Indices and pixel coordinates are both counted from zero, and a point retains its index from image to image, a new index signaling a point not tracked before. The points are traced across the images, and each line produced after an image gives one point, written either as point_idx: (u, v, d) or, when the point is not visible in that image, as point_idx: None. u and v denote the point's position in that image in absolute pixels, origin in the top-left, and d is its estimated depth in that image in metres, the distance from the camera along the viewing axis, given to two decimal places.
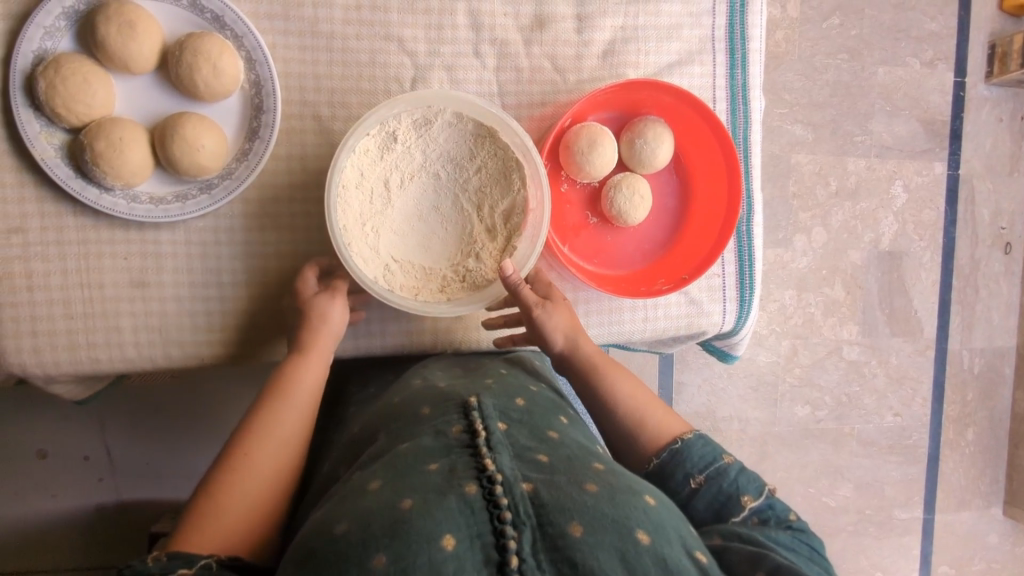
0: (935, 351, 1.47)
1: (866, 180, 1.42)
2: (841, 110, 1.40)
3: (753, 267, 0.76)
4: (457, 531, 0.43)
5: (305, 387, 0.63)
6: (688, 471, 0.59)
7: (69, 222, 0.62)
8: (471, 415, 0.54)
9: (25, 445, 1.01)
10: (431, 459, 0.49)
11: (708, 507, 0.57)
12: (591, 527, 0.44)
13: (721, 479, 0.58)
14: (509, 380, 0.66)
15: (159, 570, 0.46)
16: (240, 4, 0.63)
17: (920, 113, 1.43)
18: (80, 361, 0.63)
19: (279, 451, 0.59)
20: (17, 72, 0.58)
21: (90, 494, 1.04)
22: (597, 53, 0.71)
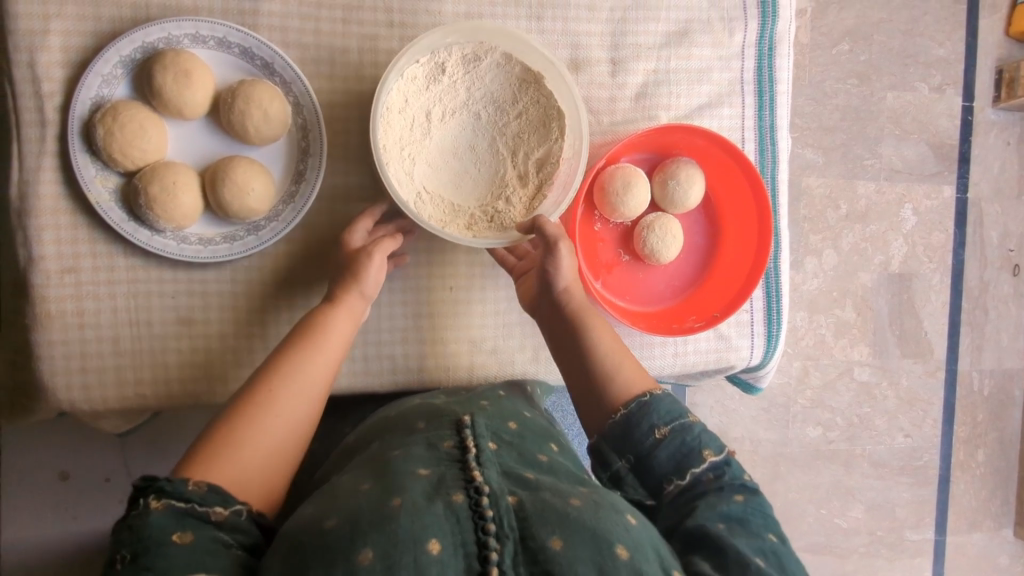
0: (945, 373, 1.49)
1: (876, 203, 1.43)
2: (850, 133, 1.42)
3: (780, 303, 0.78)
4: (442, 536, 0.44)
5: (337, 335, 0.62)
6: (652, 423, 0.57)
7: (120, 262, 0.63)
8: (463, 432, 0.56)
9: (49, 466, 1.04)
10: (422, 467, 0.51)
11: (668, 460, 0.56)
12: (570, 541, 0.45)
13: (685, 433, 0.56)
14: (505, 404, 0.65)
15: (198, 501, 0.47)
16: (288, 50, 0.65)
17: (929, 137, 1.46)
18: (128, 398, 0.65)
19: (304, 395, 0.58)
20: (75, 118, 0.60)
21: (111, 516, 1.06)
22: (630, 96, 0.73)
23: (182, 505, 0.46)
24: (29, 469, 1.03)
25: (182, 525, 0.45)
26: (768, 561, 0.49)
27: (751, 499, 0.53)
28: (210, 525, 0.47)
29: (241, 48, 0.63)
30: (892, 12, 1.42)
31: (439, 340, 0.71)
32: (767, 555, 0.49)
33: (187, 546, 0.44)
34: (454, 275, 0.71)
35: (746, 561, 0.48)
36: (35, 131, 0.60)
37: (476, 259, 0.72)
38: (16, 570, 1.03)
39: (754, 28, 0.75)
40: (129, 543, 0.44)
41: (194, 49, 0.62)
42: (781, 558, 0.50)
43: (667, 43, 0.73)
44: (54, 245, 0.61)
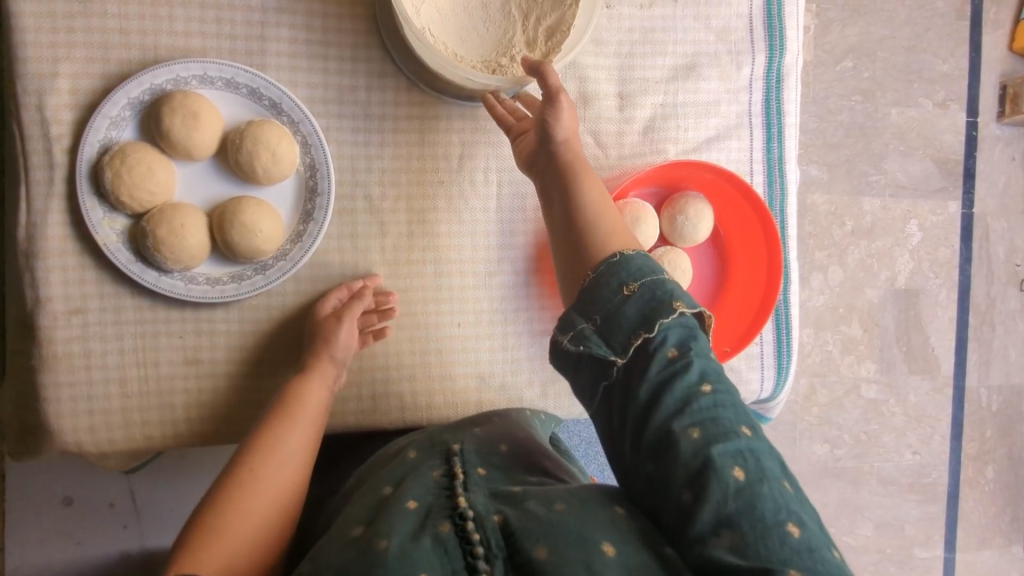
0: (953, 389, 1.48)
1: (882, 220, 1.43)
2: (855, 150, 1.41)
3: (790, 336, 0.78)
4: (432, 571, 0.46)
5: (312, 406, 0.62)
6: (622, 279, 0.53)
7: (128, 302, 0.63)
8: (451, 461, 0.57)
9: (52, 493, 1.03)
10: (411, 497, 0.52)
11: (637, 315, 0.51)
12: (554, 547, 0.46)
13: (655, 290, 0.52)
14: (503, 422, 0.65)
15: None
16: (296, 89, 0.65)
17: (934, 153, 1.45)
18: (134, 438, 0.64)
19: (283, 470, 0.59)
20: (84, 160, 0.60)
21: (115, 541, 1.07)
22: (638, 130, 0.73)
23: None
24: (32, 496, 1.03)
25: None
26: (746, 463, 0.47)
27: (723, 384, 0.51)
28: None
29: (250, 89, 0.63)
30: (895, 29, 1.42)
31: (447, 375, 0.70)
32: (746, 457, 0.47)
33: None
34: (464, 312, 0.70)
35: (725, 470, 0.46)
36: (43, 173, 0.60)
37: (485, 296, 0.71)
38: None
39: (761, 61, 0.75)
40: None
41: (203, 90, 0.62)
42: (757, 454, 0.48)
43: (674, 77, 0.73)
44: (61, 286, 0.61)
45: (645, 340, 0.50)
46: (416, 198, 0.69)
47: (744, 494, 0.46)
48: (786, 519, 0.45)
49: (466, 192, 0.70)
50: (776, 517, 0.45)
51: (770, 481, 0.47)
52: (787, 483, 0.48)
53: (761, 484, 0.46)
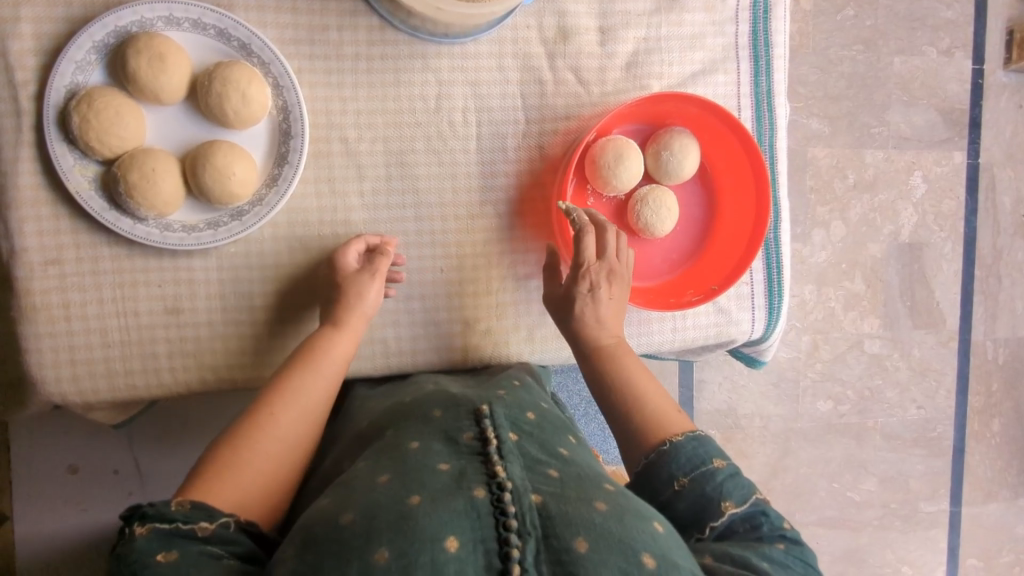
0: (958, 343, 1.46)
1: (885, 172, 1.40)
2: (857, 101, 1.38)
3: (781, 274, 0.76)
4: (460, 534, 0.46)
5: (336, 360, 0.63)
6: (672, 473, 0.57)
7: (104, 252, 0.62)
8: (483, 422, 0.57)
9: (56, 461, 1.06)
10: (442, 460, 0.53)
11: (688, 510, 0.56)
12: (597, 545, 0.47)
13: (706, 483, 0.57)
14: (522, 394, 0.65)
15: (182, 519, 0.50)
16: (265, 29, 0.64)
17: (938, 102, 1.42)
18: (118, 389, 0.64)
19: (302, 421, 0.61)
20: (50, 106, 0.59)
21: (121, 507, 1.08)
22: (621, 66, 0.71)
23: (167, 526, 0.49)
24: (36, 465, 1.05)
25: (167, 545, 0.48)
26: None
27: (792, 549, 0.55)
28: (197, 541, 0.50)
29: (217, 29, 0.61)
30: None
31: (431, 322, 0.69)
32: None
33: (171, 563, 0.47)
34: (446, 255, 0.69)
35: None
36: (10, 121, 0.59)
37: (467, 240, 0.69)
38: (35, 562, 1.06)
39: None
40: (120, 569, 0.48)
41: (169, 32, 0.61)
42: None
43: (657, 9, 0.71)
44: (36, 237, 0.61)
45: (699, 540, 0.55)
46: (394, 140, 0.67)
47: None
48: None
49: (444, 133, 0.68)
50: None
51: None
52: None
53: None
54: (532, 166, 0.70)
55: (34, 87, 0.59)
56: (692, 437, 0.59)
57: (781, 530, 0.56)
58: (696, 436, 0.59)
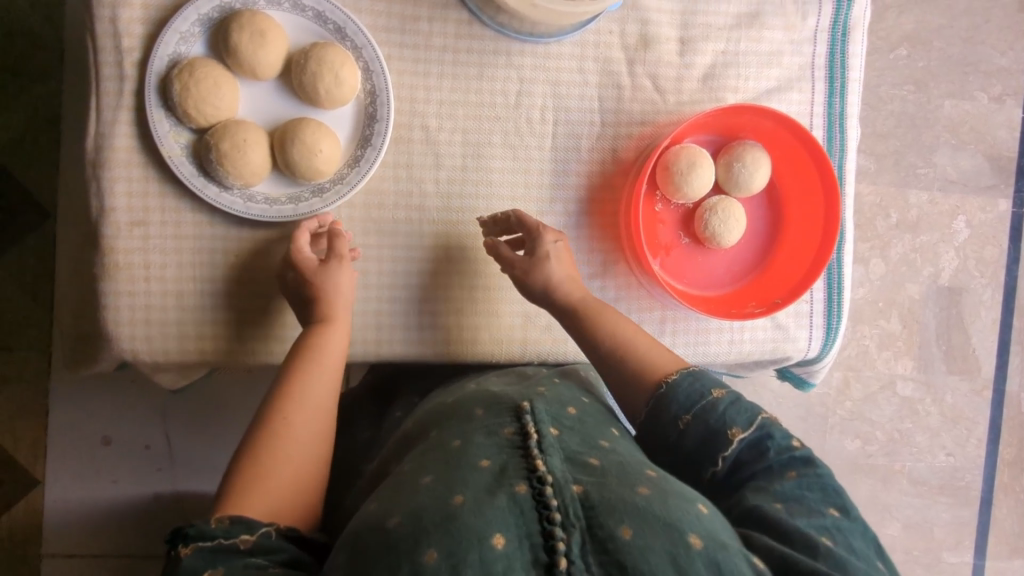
0: (992, 392, 1.44)
1: (928, 213, 1.39)
2: (904, 141, 1.38)
3: (841, 295, 0.76)
4: (506, 531, 0.46)
5: (331, 355, 0.63)
6: (677, 413, 0.60)
7: (188, 217, 0.64)
8: (523, 419, 0.57)
9: (91, 433, 1.08)
10: (483, 456, 0.53)
11: (698, 443, 0.59)
12: (640, 531, 0.47)
13: (708, 414, 0.59)
14: (562, 389, 0.66)
15: (223, 533, 0.50)
16: (360, 14, 0.66)
17: (986, 148, 1.41)
18: (187, 352, 0.65)
19: (318, 420, 0.61)
20: (153, 74, 0.61)
21: (149, 483, 1.10)
22: (698, 76, 0.72)
23: (210, 543, 0.49)
24: (74, 435, 1.08)
25: (212, 562, 0.48)
26: (833, 537, 0.52)
27: (803, 475, 0.57)
28: (239, 554, 0.49)
29: (315, 12, 0.63)
30: (953, 18, 1.38)
31: (493, 311, 0.71)
32: (831, 536, 0.52)
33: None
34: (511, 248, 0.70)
35: (811, 543, 0.51)
36: (113, 84, 0.62)
37: None
38: (63, 530, 1.07)
39: (828, 13, 0.73)
40: None
41: (270, 11, 0.63)
42: (843, 533, 0.53)
43: (738, 24, 0.72)
44: (125, 198, 0.63)
45: (714, 471, 0.58)
46: (473, 132, 0.69)
47: (833, 559, 0.50)
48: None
49: (522, 130, 0.69)
50: None
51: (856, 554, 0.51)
52: (879, 561, 0.52)
53: (853, 557, 0.51)
54: (605, 169, 0.71)
55: (139, 54, 0.62)
56: (687, 373, 0.62)
57: (789, 451, 0.58)
58: (692, 372, 0.62)
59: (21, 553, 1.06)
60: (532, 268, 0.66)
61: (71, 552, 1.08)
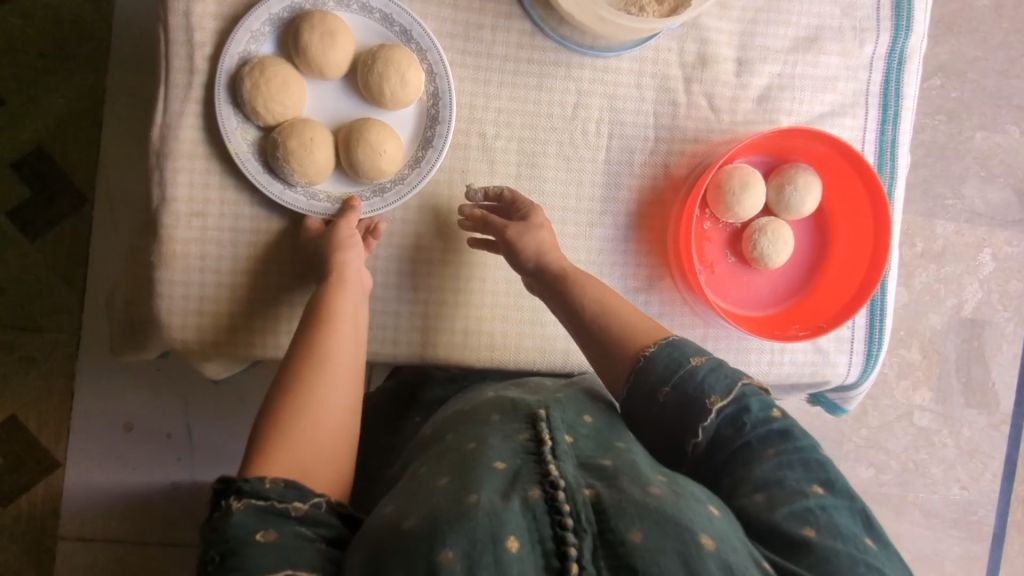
0: (1010, 428, 1.42)
1: (955, 244, 1.39)
2: (934, 170, 1.38)
3: (883, 323, 0.76)
4: (519, 534, 0.46)
5: (346, 312, 0.62)
6: (655, 385, 0.59)
7: (246, 210, 0.65)
8: (538, 426, 0.57)
9: (115, 417, 1.09)
10: (498, 459, 0.53)
11: (676, 414, 0.57)
12: (651, 534, 0.47)
13: (686, 384, 0.57)
14: (577, 394, 0.64)
15: (277, 496, 0.48)
16: (426, 20, 0.67)
17: (1016, 182, 1.41)
18: (237, 343, 0.66)
19: (340, 384, 0.59)
20: (223, 71, 0.62)
21: (168, 472, 1.10)
22: (753, 97, 0.72)
23: (262, 502, 0.48)
24: (98, 418, 1.09)
25: (265, 523, 0.47)
26: (816, 523, 0.51)
27: (783, 450, 0.55)
28: (292, 520, 0.48)
29: (383, 14, 0.64)
30: (990, 51, 1.38)
31: (538, 320, 0.71)
32: (815, 520, 0.51)
33: (272, 542, 0.45)
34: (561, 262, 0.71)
35: (788, 533, 0.50)
36: (183, 77, 0.63)
37: (583, 245, 0.71)
38: (81, 513, 1.08)
39: (885, 42, 0.74)
40: (217, 545, 0.46)
41: (339, 12, 0.64)
42: (828, 512, 0.52)
43: (795, 48, 0.73)
44: (186, 188, 0.64)
45: (692, 443, 0.56)
46: (528, 140, 0.69)
47: (816, 553, 0.49)
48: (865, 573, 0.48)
49: (576, 141, 0.70)
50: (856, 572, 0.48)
51: (840, 537, 0.50)
52: (866, 537, 0.51)
53: (838, 543, 0.50)
54: (656, 184, 0.72)
55: (211, 50, 0.63)
56: (666, 344, 0.61)
57: (768, 423, 0.56)
58: (671, 342, 0.60)
59: (38, 534, 1.07)
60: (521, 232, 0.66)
61: (86, 536, 1.08)
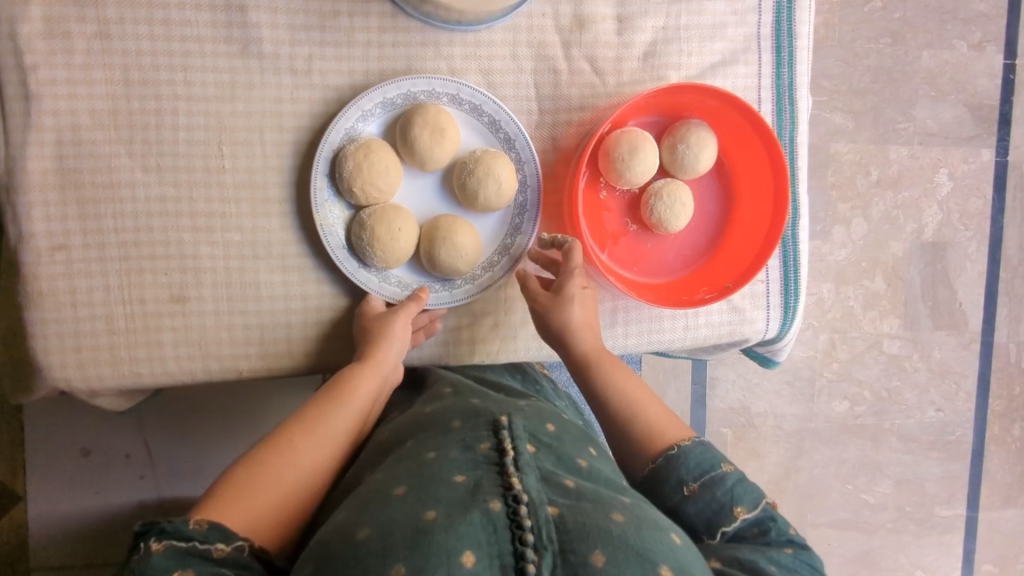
0: (980, 345, 1.40)
1: (909, 168, 1.34)
2: (882, 96, 1.32)
3: (798, 273, 0.74)
4: (476, 549, 0.45)
5: (361, 397, 0.64)
6: (682, 478, 0.59)
7: (111, 238, 0.62)
8: (500, 434, 0.56)
9: (70, 443, 1.06)
10: (458, 471, 0.52)
11: (698, 514, 0.58)
12: (614, 558, 0.46)
13: (715, 489, 0.58)
14: (542, 407, 0.68)
15: (201, 538, 0.49)
16: (275, 12, 0.62)
17: (967, 98, 1.35)
18: (123, 376, 0.63)
19: (323, 452, 0.62)
20: (327, 144, 0.63)
21: (132, 491, 1.09)
22: (638, 55, 0.69)
23: (183, 545, 0.48)
24: (50, 449, 1.06)
25: (183, 564, 0.47)
26: None
27: (800, 553, 0.56)
28: (211, 562, 0.49)
29: (491, 118, 0.65)
30: None
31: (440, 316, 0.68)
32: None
33: None
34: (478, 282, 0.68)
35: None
36: (18, 106, 0.59)
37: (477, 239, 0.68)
38: (48, 542, 1.07)
39: None
40: None
41: (451, 108, 0.65)
42: None
43: None
44: (43, 222, 0.60)
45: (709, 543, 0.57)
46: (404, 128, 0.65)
47: None
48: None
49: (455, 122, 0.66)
50: None
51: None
52: None
53: None
54: (546, 158, 0.69)
55: (41, 73, 0.59)
56: (699, 442, 0.61)
57: (788, 535, 0.57)
58: (702, 441, 0.61)
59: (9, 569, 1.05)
60: (552, 306, 0.65)
61: (55, 563, 1.07)
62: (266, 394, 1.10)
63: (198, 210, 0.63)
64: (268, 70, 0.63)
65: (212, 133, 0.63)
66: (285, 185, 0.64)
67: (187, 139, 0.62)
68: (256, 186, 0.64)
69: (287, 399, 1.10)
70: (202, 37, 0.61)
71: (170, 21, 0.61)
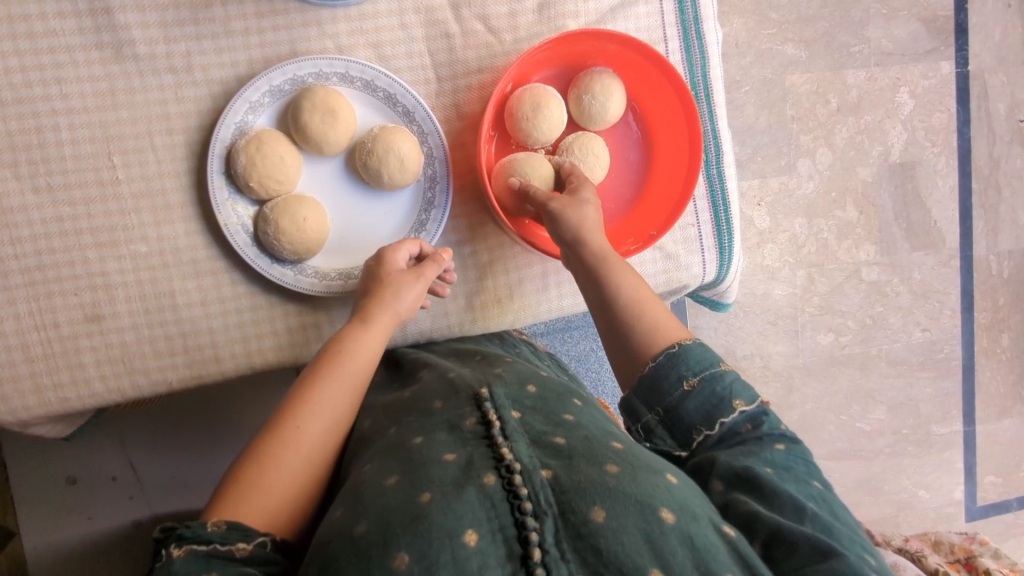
0: (960, 261, 1.36)
1: (869, 92, 1.29)
2: (834, 20, 1.26)
3: (729, 212, 0.73)
4: (478, 526, 0.42)
5: (362, 356, 0.60)
6: (681, 374, 0.55)
7: (11, 265, 0.60)
8: (483, 406, 0.52)
9: (51, 473, 0.99)
10: (447, 451, 0.48)
11: (698, 410, 0.54)
12: (614, 511, 0.43)
13: (715, 382, 0.55)
14: (518, 368, 0.63)
15: (220, 539, 0.47)
16: (146, 12, 0.60)
17: (921, 12, 1.29)
18: (49, 403, 0.61)
19: (332, 422, 0.57)
20: (219, 140, 0.61)
21: (124, 512, 1.02)
22: (532, 8, 0.66)
23: (204, 548, 0.46)
24: (29, 480, 0.99)
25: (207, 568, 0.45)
26: (818, 504, 0.50)
27: (793, 447, 0.54)
28: (234, 562, 0.46)
29: (386, 93, 0.64)
30: None
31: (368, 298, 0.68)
32: (826, 519, 0.49)
33: None
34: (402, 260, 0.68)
35: (801, 508, 0.49)
36: None
37: (387, 218, 0.67)
38: None
39: None
40: None
41: (342, 88, 0.64)
42: (828, 503, 0.52)
43: None
44: None
45: (706, 437, 0.54)
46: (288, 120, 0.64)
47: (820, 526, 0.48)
48: (864, 552, 0.48)
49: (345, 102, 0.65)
50: (858, 549, 0.47)
51: (849, 533, 0.49)
52: (858, 528, 0.51)
53: (838, 523, 0.49)
54: (450, 126, 0.67)
55: None
56: (697, 341, 0.57)
57: (781, 430, 0.55)
58: (700, 340, 0.58)
59: None
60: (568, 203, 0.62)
61: None
62: (250, 397, 1.04)
63: (98, 226, 0.61)
64: (146, 72, 0.61)
65: (98, 144, 0.60)
66: (184, 188, 0.63)
67: (73, 153, 0.60)
68: (153, 194, 0.62)
69: (274, 399, 1.04)
70: (71, 47, 0.59)
71: (35, 34, 0.58)
